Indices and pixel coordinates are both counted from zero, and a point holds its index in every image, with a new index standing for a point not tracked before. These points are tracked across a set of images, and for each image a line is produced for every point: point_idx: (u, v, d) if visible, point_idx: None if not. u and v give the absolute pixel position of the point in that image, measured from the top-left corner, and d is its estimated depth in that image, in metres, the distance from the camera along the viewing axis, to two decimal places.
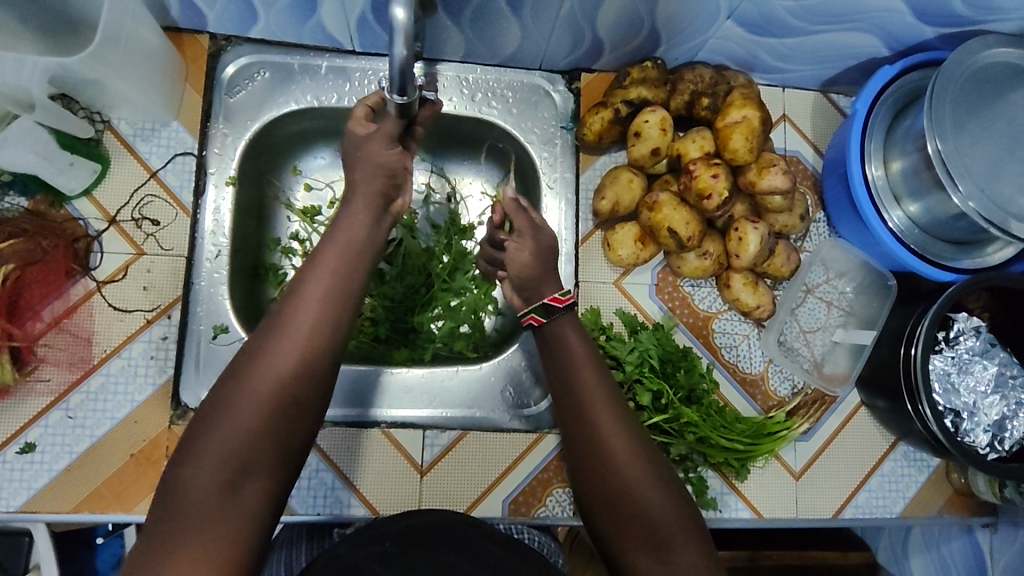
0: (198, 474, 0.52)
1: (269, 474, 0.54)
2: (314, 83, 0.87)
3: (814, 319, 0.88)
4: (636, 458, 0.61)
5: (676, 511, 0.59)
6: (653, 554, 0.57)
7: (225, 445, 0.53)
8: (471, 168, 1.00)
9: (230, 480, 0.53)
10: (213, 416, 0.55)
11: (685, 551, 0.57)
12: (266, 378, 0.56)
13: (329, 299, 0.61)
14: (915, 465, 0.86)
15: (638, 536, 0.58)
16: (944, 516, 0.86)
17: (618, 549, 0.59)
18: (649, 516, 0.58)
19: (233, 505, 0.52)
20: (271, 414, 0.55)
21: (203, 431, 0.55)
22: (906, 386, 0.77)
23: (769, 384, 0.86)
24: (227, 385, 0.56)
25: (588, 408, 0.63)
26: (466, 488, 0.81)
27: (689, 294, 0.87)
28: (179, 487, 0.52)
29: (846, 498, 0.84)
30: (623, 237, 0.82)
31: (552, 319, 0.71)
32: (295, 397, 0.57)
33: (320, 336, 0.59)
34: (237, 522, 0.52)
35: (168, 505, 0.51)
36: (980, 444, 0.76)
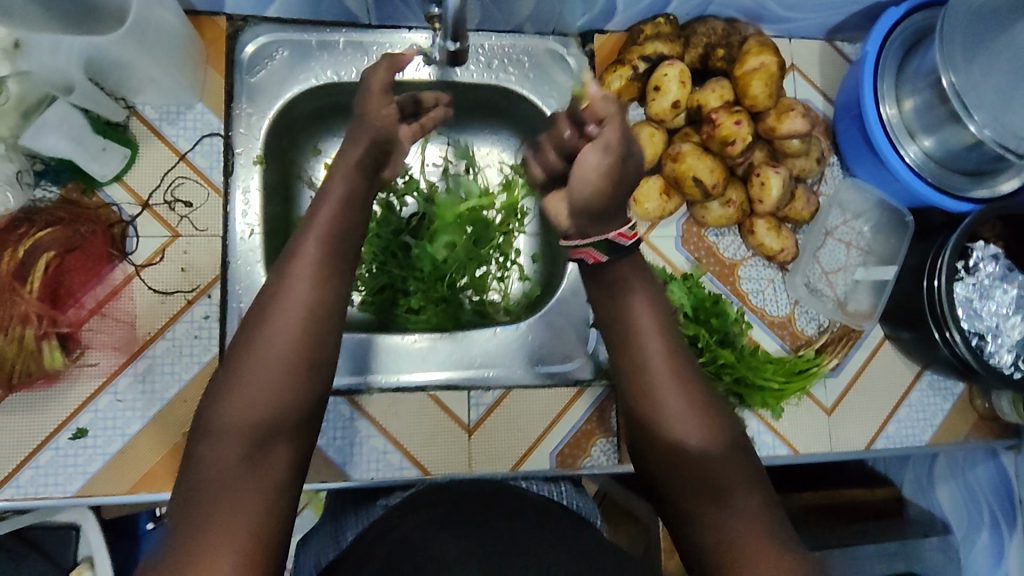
0: (221, 444, 0.55)
1: (288, 441, 0.57)
2: (332, 59, 0.88)
3: (835, 260, 0.91)
4: (694, 407, 0.63)
5: (732, 460, 0.61)
6: (714, 505, 0.59)
7: (240, 419, 0.56)
8: (487, 139, 1.01)
9: (252, 447, 0.55)
10: (227, 391, 0.57)
11: (744, 497, 0.59)
12: (272, 348, 0.58)
13: (326, 266, 0.63)
14: (941, 394, 0.89)
15: (697, 480, 0.60)
16: (971, 441, 0.89)
17: (680, 501, 0.61)
18: (705, 460, 0.61)
19: (258, 473, 0.55)
20: (289, 384, 0.58)
21: (219, 403, 0.57)
22: (932, 315, 0.80)
23: (796, 325, 0.89)
24: (236, 361, 0.59)
25: (646, 360, 0.65)
26: (513, 444, 0.83)
27: (714, 243, 0.89)
28: (203, 457, 0.55)
29: (877, 430, 0.88)
30: (649, 192, 0.84)
31: (615, 255, 0.68)
32: (303, 364, 0.59)
33: (321, 307, 0.61)
34: (265, 486, 0.54)
35: (193, 475, 0.54)
36: (1005, 364, 0.79)
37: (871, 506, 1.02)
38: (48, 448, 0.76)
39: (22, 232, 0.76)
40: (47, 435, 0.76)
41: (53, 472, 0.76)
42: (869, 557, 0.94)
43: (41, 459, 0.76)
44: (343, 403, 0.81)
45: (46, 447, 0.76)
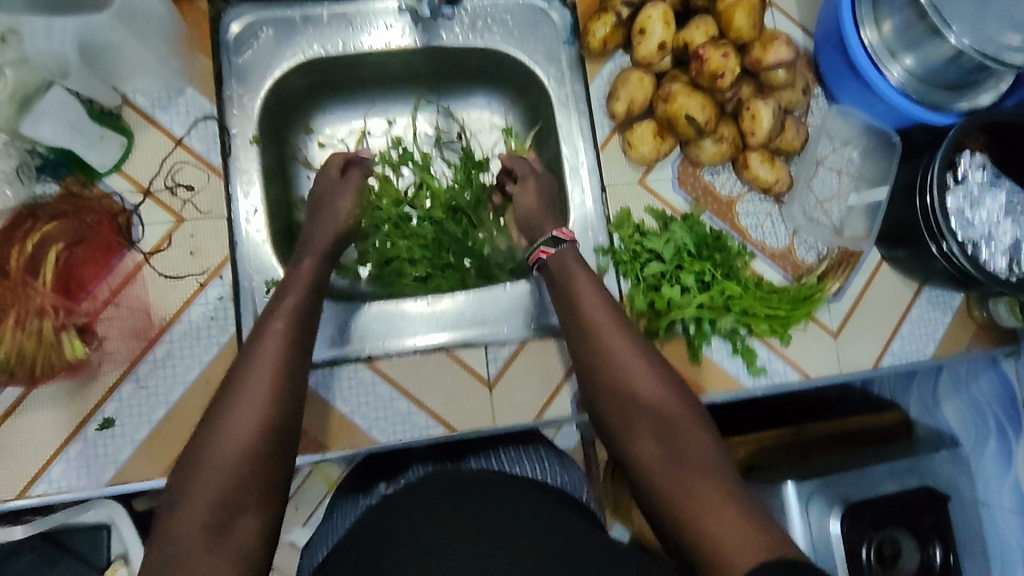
0: (188, 514, 0.52)
1: (261, 510, 0.54)
2: (318, 32, 0.89)
3: (827, 189, 0.93)
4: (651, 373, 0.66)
5: (683, 410, 0.63)
6: (659, 441, 0.61)
7: (222, 459, 0.54)
8: (475, 104, 1.03)
9: (222, 515, 0.52)
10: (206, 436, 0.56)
11: (690, 436, 0.61)
12: (241, 412, 0.57)
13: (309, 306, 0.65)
14: (940, 308, 0.92)
15: (643, 416, 0.63)
16: (972, 351, 0.92)
17: (629, 443, 0.63)
18: (663, 414, 0.63)
19: (227, 541, 0.51)
20: (268, 425, 0.57)
21: (186, 473, 0.54)
22: (928, 230, 0.82)
23: (796, 255, 0.91)
24: (205, 429, 0.57)
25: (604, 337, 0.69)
26: (534, 394, 0.85)
27: (710, 183, 0.91)
28: (171, 530, 0.51)
29: (882, 349, 0.90)
30: (643, 135, 0.86)
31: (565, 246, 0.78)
32: (274, 430, 0.57)
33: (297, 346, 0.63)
34: (234, 553, 0.51)
35: (159, 548, 0.51)
36: (1000, 268, 0.82)
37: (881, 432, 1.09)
38: (77, 440, 0.76)
39: (27, 227, 0.76)
40: (76, 427, 0.76)
41: (86, 463, 0.76)
42: (877, 475, 0.96)
43: (71, 452, 0.76)
44: (364, 369, 0.83)
45: (75, 439, 0.76)
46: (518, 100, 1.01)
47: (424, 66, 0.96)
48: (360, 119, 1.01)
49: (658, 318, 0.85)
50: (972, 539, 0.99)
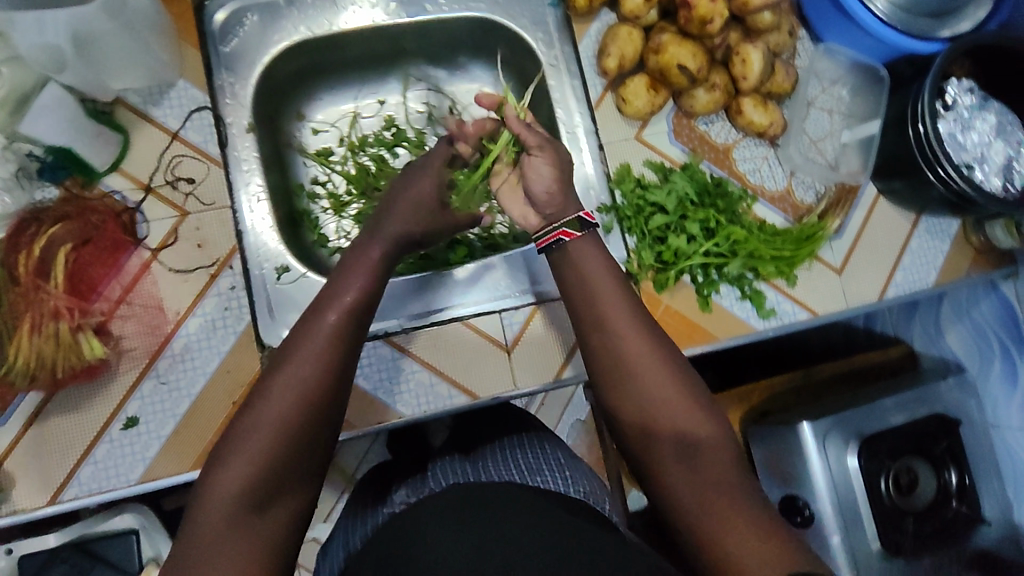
0: (223, 491, 0.52)
1: (297, 489, 0.55)
2: (303, 15, 0.89)
3: (820, 129, 0.95)
4: (671, 383, 0.61)
5: (706, 421, 0.60)
6: (680, 459, 0.58)
7: (229, 498, 0.52)
8: (465, 77, 1.03)
9: (259, 495, 0.53)
10: (215, 468, 0.53)
11: (713, 451, 0.58)
12: (280, 394, 0.55)
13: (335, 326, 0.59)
14: (939, 236, 0.94)
15: (664, 430, 0.59)
16: (971, 275, 0.95)
17: (648, 457, 0.60)
18: (686, 435, 0.59)
19: (262, 520, 0.52)
20: (307, 408, 0.55)
21: (224, 449, 0.54)
22: (923, 158, 0.83)
23: (795, 196, 0.92)
24: (247, 406, 0.56)
25: (619, 344, 0.62)
26: (551, 356, 0.86)
27: (705, 132, 0.92)
28: (206, 505, 0.52)
29: (886, 281, 0.92)
30: (636, 89, 0.86)
31: (586, 232, 0.67)
32: (316, 414, 0.56)
33: (331, 365, 0.57)
34: (265, 534, 0.52)
35: (196, 522, 0.52)
36: (996, 188, 0.83)
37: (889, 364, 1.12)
38: (103, 441, 0.75)
39: (33, 231, 0.76)
40: (101, 428, 0.75)
41: (113, 464, 0.75)
42: (884, 408, 0.99)
43: (98, 453, 0.75)
44: (382, 344, 0.83)
45: (101, 441, 0.75)
46: (508, 69, 1.01)
47: (410, 42, 0.97)
48: (351, 101, 1.01)
49: (665, 269, 0.86)
50: (984, 461, 1.01)
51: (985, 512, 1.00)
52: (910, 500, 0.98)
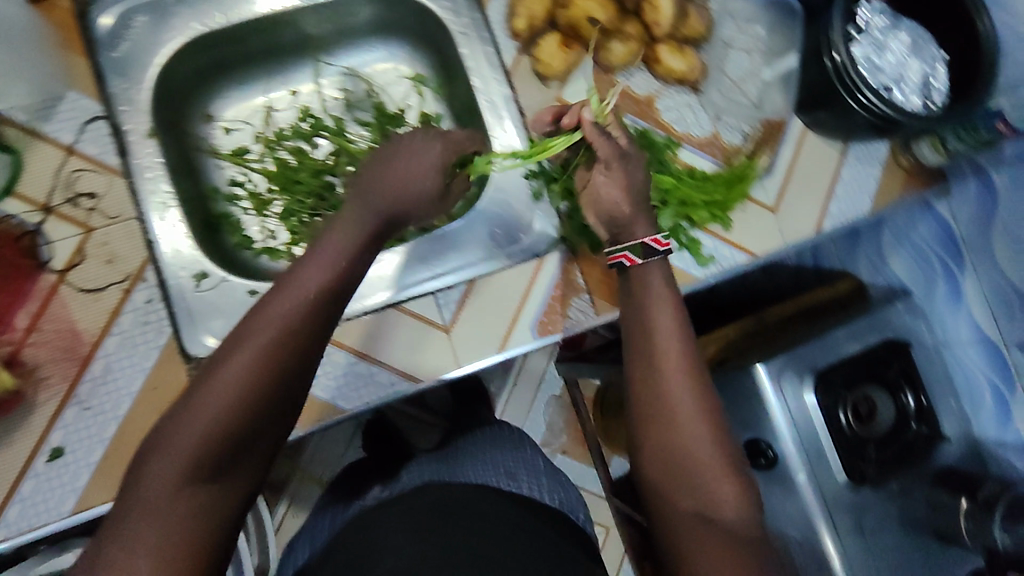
0: (164, 465, 0.50)
1: (244, 470, 0.53)
2: (195, 12, 0.85)
3: (741, 69, 0.93)
4: (708, 438, 0.62)
5: (729, 478, 0.61)
6: (695, 507, 0.60)
7: (170, 474, 0.50)
8: (380, 57, 0.99)
9: (201, 474, 0.50)
10: (152, 452, 0.51)
11: (729, 510, 0.60)
12: (238, 371, 0.52)
13: (285, 320, 0.53)
14: (869, 161, 0.93)
15: (687, 479, 0.61)
16: (904, 197, 0.94)
17: (664, 497, 0.62)
18: (708, 491, 0.60)
19: (203, 499, 0.51)
20: (262, 391, 0.52)
21: (173, 419, 0.51)
22: (840, 84, 0.83)
23: (723, 139, 0.91)
24: (202, 377, 0.53)
25: (664, 383, 0.62)
26: (492, 327, 0.82)
27: (625, 86, 0.89)
28: (145, 476, 0.50)
29: (820, 213, 0.92)
30: (549, 49, 0.84)
31: (649, 259, 0.66)
32: (272, 397, 0.53)
33: (275, 362, 0.53)
34: (207, 513, 0.51)
35: (135, 492, 0.50)
36: (915, 107, 0.82)
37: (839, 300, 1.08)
38: (28, 476, 0.71)
39: None
40: (24, 462, 0.71)
41: (42, 498, 0.71)
42: (836, 339, 0.99)
43: (24, 489, 0.71)
44: None
45: (26, 476, 0.71)
46: (420, 45, 0.97)
47: (314, 26, 0.93)
48: (262, 95, 0.97)
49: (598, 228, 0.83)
50: (938, 381, 1.03)
51: (944, 430, 1.02)
52: (870, 428, 0.99)
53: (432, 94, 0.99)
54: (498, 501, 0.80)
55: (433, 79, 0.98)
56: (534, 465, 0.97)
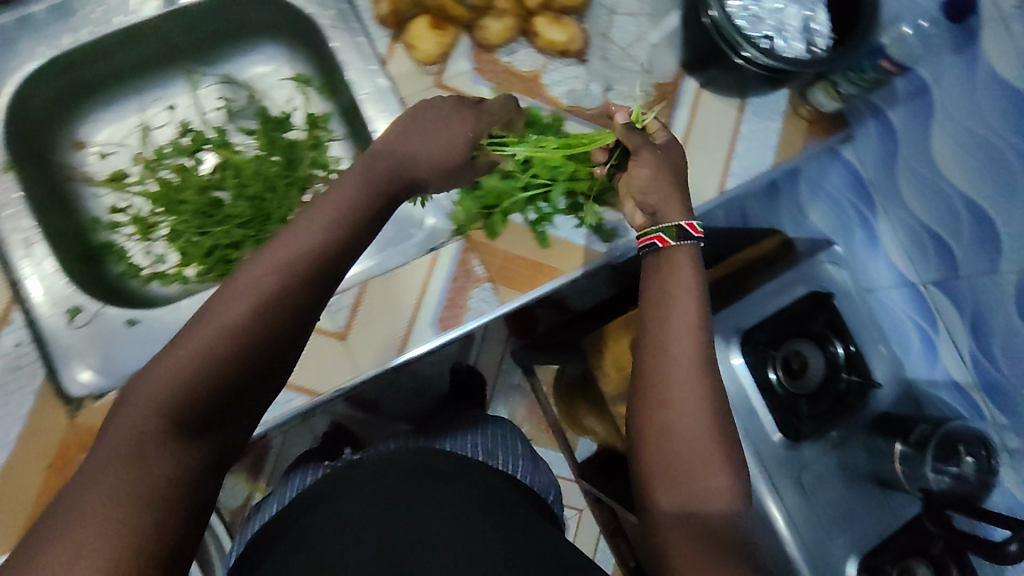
0: (141, 408, 0.48)
1: (225, 422, 0.52)
2: (41, 34, 0.80)
3: (626, 34, 0.88)
4: (708, 431, 0.63)
5: (726, 469, 0.62)
6: (683, 487, 0.62)
7: (149, 418, 0.48)
8: (258, 60, 0.94)
9: (180, 420, 0.49)
10: (133, 393, 0.50)
11: (717, 500, 0.61)
12: (227, 321, 0.51)
13: (279, 275, 0.53)
14: (768, 114, 0.90)
15: (682, 462, 0.62)
16: (809, 148, 0.90)
17: (654, 473, 0.63)
18: (700, 481, 0.62)
19: (182, 445, 0.49)
20: (251, 344, 0.51)
21: (155, 364, 0.50)
22: (723, 41, 0.78)
23: (616, 109, 0.87)
24: (189, 326, 0.52)
25: (669, 374, 0.63)
26: (390, 329, 0.80)
27: (509, 64, 0.85)
28: (122, 418, 0.48)
29: (723, 173, 0.89)
30: (420, 32, 0.80)
31: (683, 242, 0.67)
32: (258, 353, 0.52)
33: (265, 318, 0.52)
34: (184, 461, 0.49)
35: (110, 433, 0.48)
36: (800, 53, 0.78)
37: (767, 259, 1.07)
38: None
39: None
40: None
41: None
42: (769, 293, 1.00)
43: None
44: None
45: None
46: (297, 44, 0.92)
47: (178, 35, 0.88)
48: (137, 113, 0.92)
49: (490, 214, 0.80)
50: (867, 329, 1.02)
51: (877, 378, 1.01)
52: (801, 384, 0.99)
53: (317, 94, 0.94)
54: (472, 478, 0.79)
55: (315, 78, 0.93)
56: (512, 448, 1.00)
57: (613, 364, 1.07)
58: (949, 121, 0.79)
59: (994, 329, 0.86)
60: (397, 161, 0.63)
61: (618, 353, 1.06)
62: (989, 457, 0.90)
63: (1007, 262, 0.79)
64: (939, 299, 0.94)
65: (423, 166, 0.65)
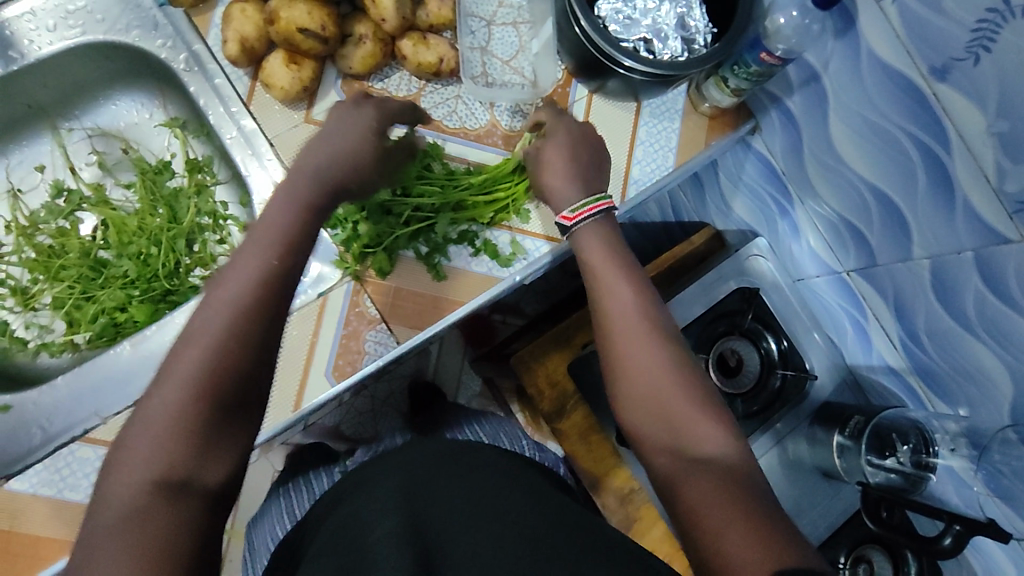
0: (129, 470, 0.46)
1: (218, 465, 0.49)
2: None
3: (508, 46, 0.81)
4: (677, 385, 0.58)
5: (710, 416, 0.57)
6: (681, 457, 0.55)
7: (140, 479, 0.46)
8: (129, 108, 0.90)
9: (174, 472, 0.47)
10: (117, 463, 0.47)
11: (713, 447, 0.55)
12: (194, 360, 0.49)
13: (233, 305, 0.51)
14: (666, 116, 0.85)
15: (665, 418, 0.57)
16: (713, 145, 0.86)
17: (646, 457, 0.58)
18: (687, 439, 0.56)
19: (180, 497, 0.46)
20: (225, 373, 0.49)
21: (134, 428, 0.48)
22: (600, 53, 0.74)
23: (502, 126, 0.83)
24: (157, 379, 0.49)
25: (618, 351, 0.61)
26: (283, 387, 0.75)
27: (383, 90, 0.82)
28: (110, 488, 0.46)
29: (624, 181, 0.83)
30: (273, 68, 0.75)
31: (584, 219, 0.67)
32: (233, 383, 0.50)
33: (231, 345, 0.50)
34: (185, 511, 0.46)
35: (103, 506, 0.46)
36: (677, 53, 0.75)
37: (699, 253, 1.03)
38: None
39: None
40: None
41: None
42: (711, 282, 0.97)
43: None
44: (80, 447, 0.72)
45: None
46: (165, 88, 0.86)
47: (32, 93, 0.83)
48: (5, 178, 0.88)
49: (373, 252, 0.77)
50: (797, 319, 0.98)
51: (811, 367, 0.98)
52: (736, 382, 0.96)
53: (193, 138, 0.88)
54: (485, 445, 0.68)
55: (190, 121, 0.87)
56: (514, 432, 0.86)
57: (547, 380, 1.03)
58: (841, 105, 0.75)
59: (914, 307, 0.82)
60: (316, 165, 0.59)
61: (551, 369, 1.04)
62: (926, 446, 0.86)
63: (917, 247, 0.75)
64: (863, 287, 0.90)
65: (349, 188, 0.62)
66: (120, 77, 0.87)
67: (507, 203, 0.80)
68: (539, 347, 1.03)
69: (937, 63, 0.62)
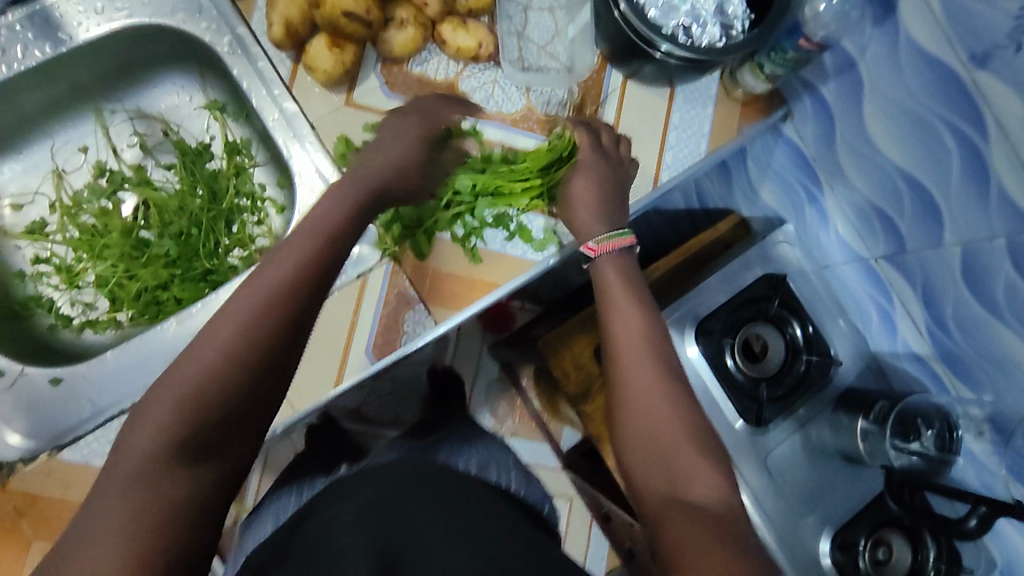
0: (146, 432, 0.50)
1: (230, 449, 0.52)
2: None
3: (545, 32, 0.86)
4: (678, 421, 0.61)
5: (701, 455, 0.60)
6: (671, 489, 0.59)
7: (155, 444, 0.49)
8: (169, 92, 0.91)
9: (183, 444, 0.50)
10: (138, 421, 0.51)
11: (703, 483, 0.58)
12: (221, 341, 0.52)
13: (268, 301, 0.54)
14: (699, 102, 0.86)
15: (666, 448, 0.60)
16: (745, 132, 0.86)
17: (641, 481, 0.61)
18: (679, 473, 0.59)
19: (186, 470, 0.50)
20: (247, 364, 0.52)
21: (159, 390, 0.51)
22: (639, 38, 0.75)
23: (538, 110, 0.84)
24: (190, 348, 0.53)
25: (626, 379, 0.64)
26: (326, 364, 0.77)
27: (422, 73, 0.83)
28: (128, 445, 0.49)
29: (657, 166, 0.84)
30: (316, 52, 0.76)
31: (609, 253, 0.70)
32: (252, 374, 0.52)
33: (260, 337, 0.53)
34: (187, 484, 0.49)
35: (119, 459, 0.49)
36: (715, 39, 0.76)
37: (727, 240, 1.04)
38: None
39: None
40: None
41: None
42: (736, 270, 0.98)
43: None
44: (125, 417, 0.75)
45: None
46: (204, 71, 0.88)
47: (78, 76, 0.85)
48: (49, 158, 0.90)
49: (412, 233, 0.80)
50: (823, 305, 0.99)
51: (838, 355, 0.98)
52: (762, 367, 0.96)
53: (232, 121, 0.90)
54: (474, 478, 0.72)
55: (229, 104, 0.89)
56: (505, 461, 0.87)
57: (572, 363, 1.05)
58: (877, 94, 0.77)
59: (943, 294, 0.83)
60: (373, 173, 0.65)
61: (577, 353, 1.06)
62: (949, 429, 0.87)
63: (950, 233, 0.76)
64: (893, 274, 0.91)
65: (396, 181, 0.68)
66: (161, 61, 0.88)
67: (542, 189, 0.80)
68: (565, 331, 1.06)
69: (977, 50, 0.63)
